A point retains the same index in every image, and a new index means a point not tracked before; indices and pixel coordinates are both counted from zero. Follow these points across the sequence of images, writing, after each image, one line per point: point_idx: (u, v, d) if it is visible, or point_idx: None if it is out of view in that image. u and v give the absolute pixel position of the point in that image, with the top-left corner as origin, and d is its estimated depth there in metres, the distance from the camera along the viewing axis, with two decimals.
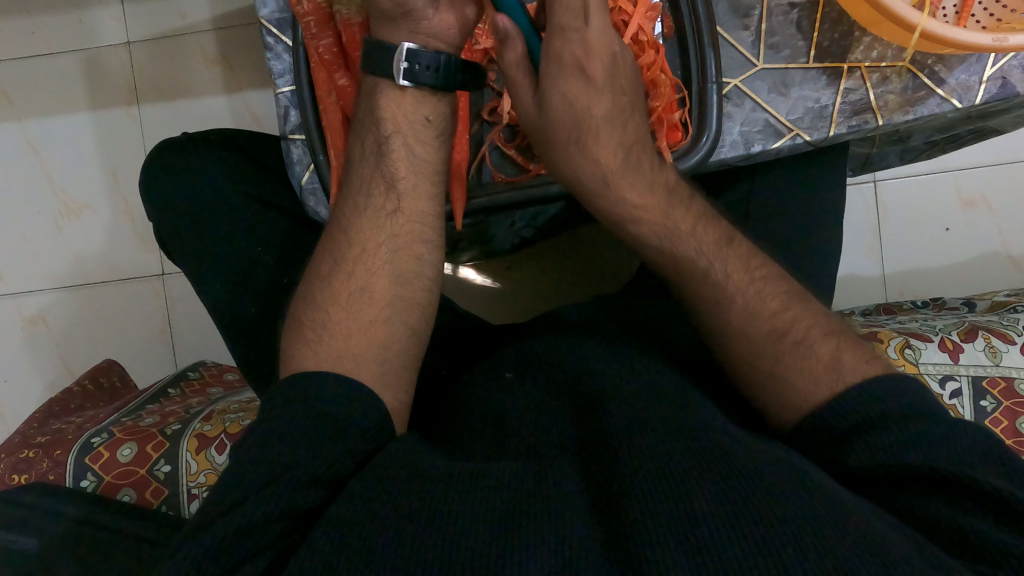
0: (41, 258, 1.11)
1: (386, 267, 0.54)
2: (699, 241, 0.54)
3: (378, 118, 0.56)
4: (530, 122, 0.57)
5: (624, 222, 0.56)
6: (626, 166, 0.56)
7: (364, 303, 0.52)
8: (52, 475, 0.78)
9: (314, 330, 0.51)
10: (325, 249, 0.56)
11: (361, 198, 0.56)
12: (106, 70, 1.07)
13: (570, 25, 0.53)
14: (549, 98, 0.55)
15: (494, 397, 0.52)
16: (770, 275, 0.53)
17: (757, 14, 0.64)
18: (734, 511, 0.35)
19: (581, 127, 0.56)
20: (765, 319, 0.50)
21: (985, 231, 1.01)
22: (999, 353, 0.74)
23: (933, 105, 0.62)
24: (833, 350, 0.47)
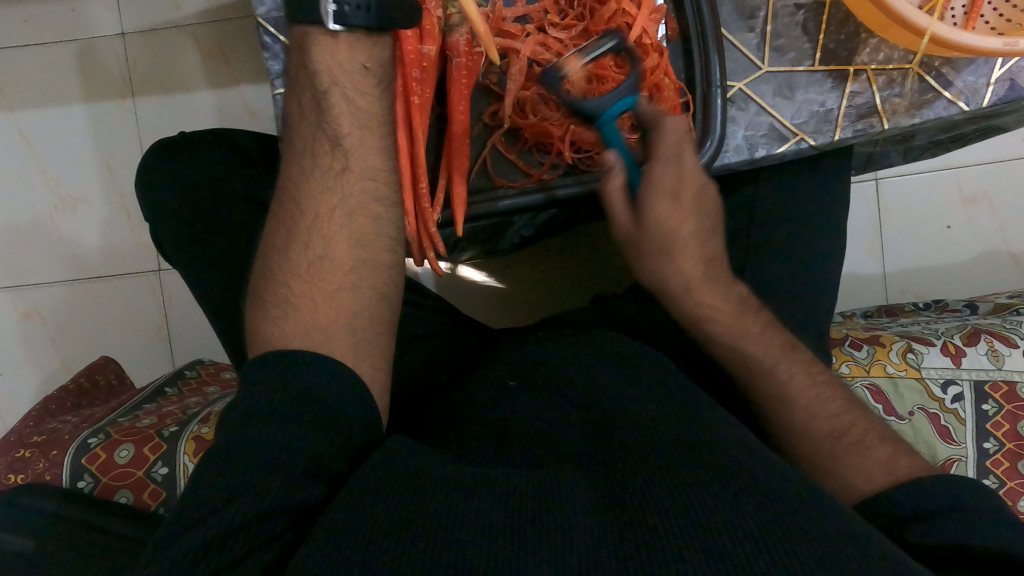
0: (35, 251, 1.10)
1: (343, 232, 0.51)
2: (767, 344, 0.53)
3: (312, 73, 0.52)
4: (627, 241, 0.56)
5: (698, 320, 0.55)
6: (709, 280, 0.55)
7: (327, 271, 0.50)
8: (48, 475, 0.77)
9: (280, 306, 0.49)
10: (278, 213, 0.53)
11: (309, 161, 0.53)
12: (98, 61, 1.06)
13: (670, 157, 0.54)
14: (647, 215, 0.54)
15: (495, 403, 0.51)
16: (830, 381, 0.53)
17: (762, 16, 0.63)
18: (741, 515, 0.35)
19: (671, 242, 0.54)
20: (824, 413, 0.50)
21: (987, 230, 1.01)
22: (1001, 357, 0.74)
23: (941, 108, 0.62)
24: (890, 455, 0.47)
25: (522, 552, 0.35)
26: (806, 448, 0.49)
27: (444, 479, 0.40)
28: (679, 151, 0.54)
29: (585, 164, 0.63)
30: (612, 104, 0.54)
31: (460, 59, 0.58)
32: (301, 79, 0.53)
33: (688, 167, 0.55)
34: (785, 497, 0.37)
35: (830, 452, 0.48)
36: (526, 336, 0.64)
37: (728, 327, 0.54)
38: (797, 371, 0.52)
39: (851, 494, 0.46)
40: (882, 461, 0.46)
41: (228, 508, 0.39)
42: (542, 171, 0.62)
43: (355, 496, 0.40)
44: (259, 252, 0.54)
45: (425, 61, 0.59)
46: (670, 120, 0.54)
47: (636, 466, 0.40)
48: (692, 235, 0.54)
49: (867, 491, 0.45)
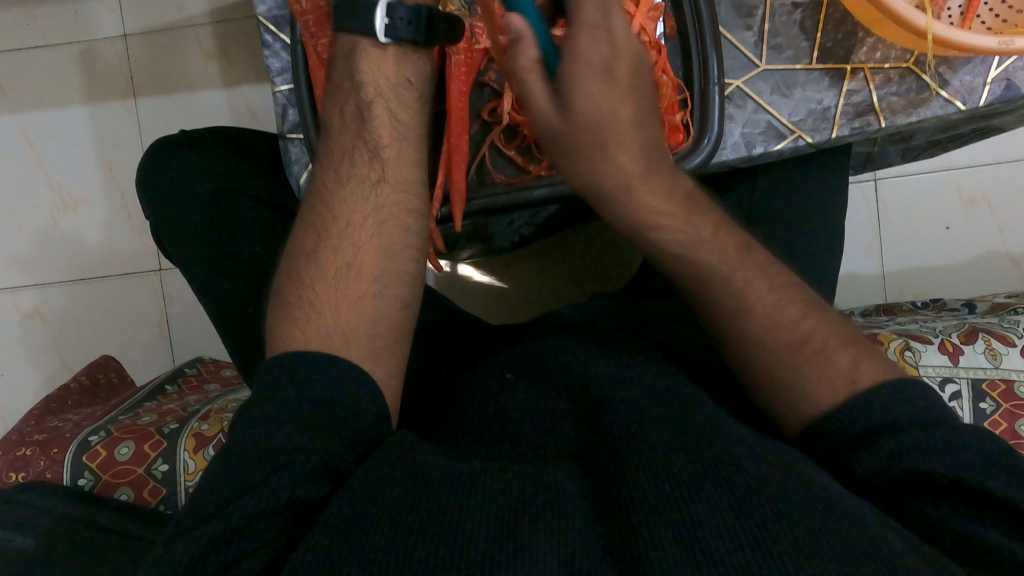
0: (36, 252, 1.10)
1: (373, 241, 0.52)
2: (721, 248, 0.52)
3: (358, 83, 0.54)
4: (551, 132, 0.52)
5: (640, 229, 0.53)
6: (650, 177, 0.53)
7: (353, 279, 0.50)
8: (49, 473, 0.78)
9: (300, 308, 0.49)
10: (310, 217, 0.53)
11: (345, 168, 0.53)
12: (101, 63, 1.06)
13: (598, 21, 0.49)
14: (575, 98, 0.50)
15: (493, 398, 0.51)
16: (789, 283, 0.51)
17: (760, 14, 0.63)
18: (729, 510, 0.36)
19: (604, 133, 0.51)
20: (785, 321, 0.48)
21: (985, 230, 1.01)
22: (999, 356, 0.74)
23: (937, 106, 0.62)
24: (851, 361, 0.46)
25: (517, 541, 0.35)
26: (767, 364, 0.47)
27: (443, 472, 0.40)
28: (607, 11, 0.49)
29: None
30: None
31: (459, 56, 0.59)
32: (343, 87, 0.55)
33: (621, 36, 0.50)
34: (778, 489, 0.37)
35: (793, 362, 0.46)
36: (527, 332, 0.65)
37: (677, 235, 0.52)
38: (754, 277, 0.50)
39: (811, 409, 0.45)
40: (843, 371, 0.45)
41: (229, 509, 0.39)
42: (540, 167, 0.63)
43: (352, 491, 0.40)
44: (284, 253, 0.53)
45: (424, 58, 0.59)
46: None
47: (629, 459, 0.40)
48: (628, 124, 0.52)
49: (828, 404, 0.44)
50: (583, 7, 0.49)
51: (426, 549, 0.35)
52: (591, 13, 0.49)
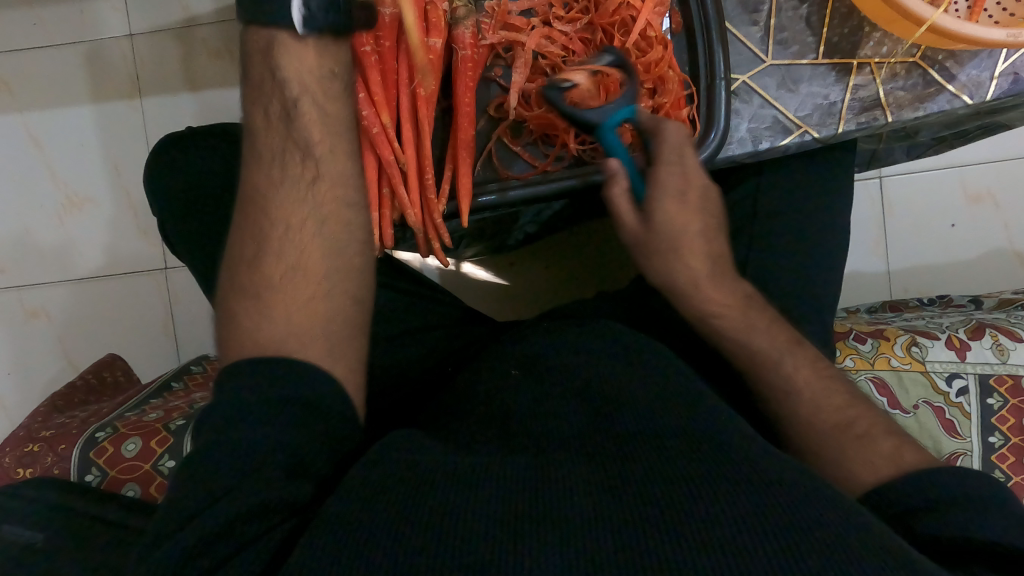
0: (43, 250, 1.11)
1: (316, 241, 0.50)
2: (772, 337, 0.55)
3: (280, 80, 0.50)
4: (633, 240, 0.58)
5: (704, 315, 0.57)
6: (715, 277, 0.57)
7: (300, 281, 0.49)
8: (57, 469, 0.78)
9: (248, 316, 0.48)
10: (245, 224, 0.50)
11: (275, 170, 0.50)
12: (107, 62, 1.07)
13: (673, 161, 0.56)
14: (654, 215, 0.56)
15: (498, 394, 0.52)
16: (836, 375, 0.53)
17: (765, 10, 0.63)
18: (739, 511, 0.35)
19: (678, 243, 0.56)
20: (831, 405, 0.50)
21: (991, 227, 1.01)
22: (1006, 351, 0.73)
23: (944, 101, 0.62)
24: (895, 446, 0.46)
25: (515, 537, 0.35)
26: (813, 436, 0.49)
27: (449, 470, 0.41)
28: (681, 154, 0.56)
29: (589, 156, 0.63)
30: (610, 114, 0.54)
31: (465, 52, 0.59)
32: (262, 86, 0.51)
33: (693, 171, 0.56)
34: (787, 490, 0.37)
35: (836, 443, 0.48)
36: (530, 327, 0.65)
37: (733, 322, 0.56)
38: (804, 365, 0.53)
39: (852, 485, 0.45)
40: (887, 454, 0.46)
41: (222, 505, 0.39)
42: (548, 162, 0.63)
43: (355, 488, 0.40)
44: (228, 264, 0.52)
45: (431, 53, 0.59)
46: (670, 124, 0.56)
47: (635, 455, 0.40)
48: (697, 235, 0.57)
49: (871, 482, 0.45)
50: (663, 153, 0.55)
51: (431, 540, 0.35)
52: (667, 158, 0.56)
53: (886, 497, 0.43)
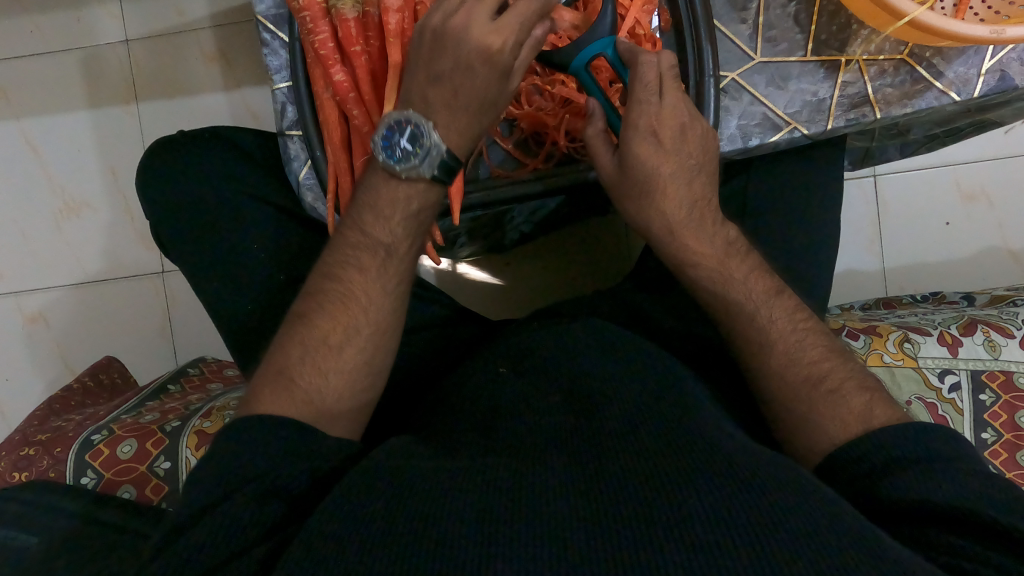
0: (40, 255, 1.11)
1: (387, 346, 0.54)
2: (750, 289, 0.55)
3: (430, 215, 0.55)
4: (610, 182, 0.59)
5: (682, 266, 0.58)
6: (693, 224, 0.57)
7: (363, 376, 0.52)
8: (52, 472, 0.78)
9: (307, 392, 0.49)
10: (338, 309, 0.52)
11: (392, 284, 0.54)
12: (104, 68, 1.07)
13: (647, 99, 0.54)
14: (625, 158, 0.56)
15: (486, 390, 0.52)
16: (815, 328, 0.53)
17: (754, 7, 0.64)
18: (710, 503, 0.35)
19: (651, 185, 0.56)
20: (805, 359, 0.51)
21: (984, 225, 1.01)
22: (998, 347, 0.74)
23: (932, 98, 0.62)
24: (865, 404, 0.48)
25: (491, 533, 0.35)
26: (785, 397, 0.50)
27: (438, 473, 0.41)
28: (660, 92, 0.54)
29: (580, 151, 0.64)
30: (578, 52, 0.55)
31: None
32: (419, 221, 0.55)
33: (667, 107, 0.54)
34: (767, 485, 0.37)
35: (807, 399, 0.49)
36: (522, 325, 0.65)
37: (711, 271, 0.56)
38: (780, 315, 0.53)
39: (827, 437, 0.47)
40: (858, 411, 0.47)
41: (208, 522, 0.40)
42: (537, 161, 0.64)
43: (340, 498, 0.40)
44: (288, 334, 0.53)
45: None
46: (646, 57, 0.53)
47: (611, 454, 0.40)
48: (672, 177, 0.56)
49: (840, 438, 0.46)
50: (633, 91, 0.54)
51: (414, 538, 0.35)
52: (640, 96, 0.54)
53: (858, 468, 0.44)
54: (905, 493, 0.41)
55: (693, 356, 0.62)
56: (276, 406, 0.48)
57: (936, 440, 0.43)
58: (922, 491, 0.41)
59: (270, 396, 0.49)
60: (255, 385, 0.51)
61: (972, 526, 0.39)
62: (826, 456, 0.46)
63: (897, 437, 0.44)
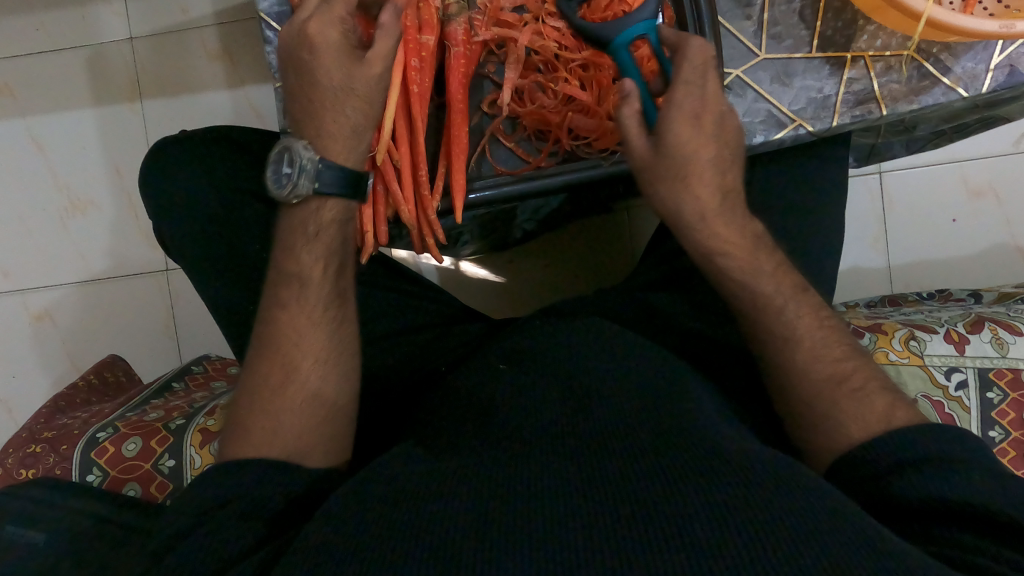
0: (45, 253, 1.12)
1: (338, 374, 0.54)
2: (777, 283, 0.54)
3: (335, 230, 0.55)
4: (641, 165, 0.55)
5: (710, 252, 0.55)
6: (724, 211, 0.55)
7: (316, 405, 0.52)
8: (58, 469, 0.79)
9: (262, 433, 0.49)
10: (275, 352, 0.53)
11: (321, 312, 0.54)
12: (108, 66, 1.07)
13: (692, 80, 0.53)
14: (664, 138, 0.53)
15: (485, 388, 0.52)
16: (837, 326, 0.53)
17: (759, 3, 0.64)
18: (715, 505, 0.35)
19: (687, 168, 0.54)
20: (828, 357, 0.51)
21: (992, 222, 1.00)
22: (1005, 345, 0.73)
23: (939, 94, 0.61)
24: (887, 404, 0.48)
25: (491, 534, 0.35)
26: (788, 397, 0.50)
27: (440, 474, 0.41)
28: (704, 76, 0.54)
29: (584, 151, 0.64)
30: (621, 31, 0.57)
31: (458, 48, 0.59)
32: (328, 244, 0.55)
33: (711, 95, 0.54)
34: (771, 486, 0.37)
35: (830, 397, 0.49)
36: (523, 323, 0.65)
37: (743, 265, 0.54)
38: (805, 313, 0.53)
39: (845, 438, 0.47)
40: (879, 412, 0.47)
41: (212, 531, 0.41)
42: (541, 158, 0.63)
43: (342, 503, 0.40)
44: (239, 386, 0.53)
45: (423, 51, 0.59)
46: (696, 39, 0.54)
47: (608, 455, 0.40)
48: (708, 162, 0.54)
49: (860, 437, 0.46)
50: (680, 69, 0.53)
51: (413, 538, 0.35)
52: (688, 78, 0.53)
53: (868, 466, 0.44)
54: (914, 490, 0.41)
55: (697, 356, 0.62)
56: (241, 450, 0.49)
57: (944, 438, 0.43)
58: (929, 486, 0.41)
59: (233, 447, 0.49)
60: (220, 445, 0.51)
61: (980, 519, 0.39)
62: (840, 456, 0.46)
63: (910, 437, 0.44)
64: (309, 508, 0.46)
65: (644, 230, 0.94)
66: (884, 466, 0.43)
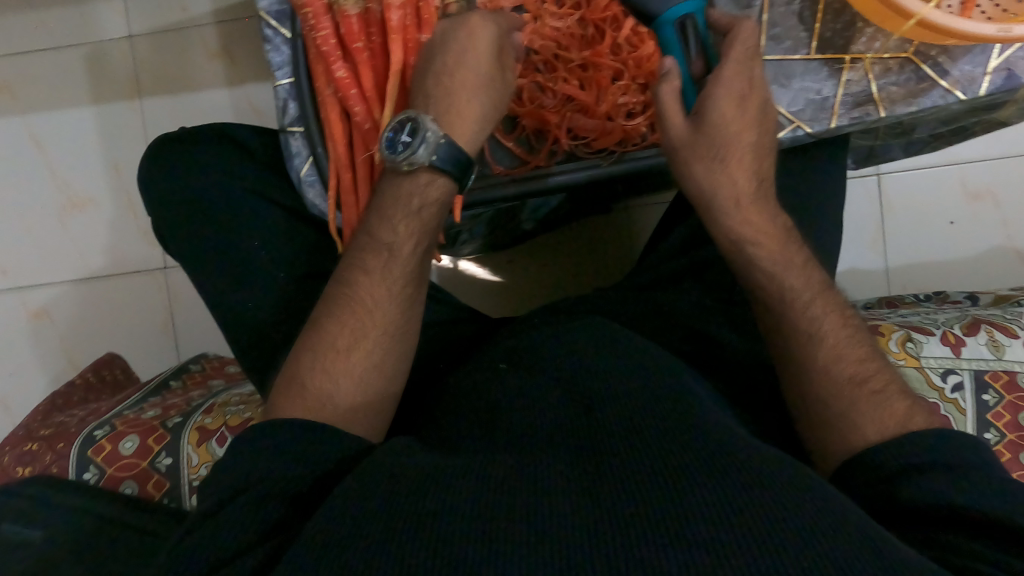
0: (44, 250, 1.12)
1: (398, 350, 0.53)
2: (806, 279, 0.54)
3: (427, 215, 0.54)
4: (680, 143, 0.56)
5: (741, 243, 0.55)
6: (758, 197, 0.56)
7: (376, 378, 0.51)
8: (55, 467, 0.79)
9: (318, 393, 0.49)
10: (345, 316, 0.52)
11: (399, 287, 0.54)
12: (108, 64, 1.07)
13: (743, 63, 0.55)
14: (708, 117, 0.54)
15: (483, 387, 0.52)
16: (860, 329, 0.52)
17: (759, 4, 0.63)
18: (722, 504, 0.35)
19: (727, 150, 0.55)
20: (852, 357, 0.50)
21: (990, 224, 1.00)
22: (1001, 347, 0.73)
23: (937, 96, 0.62)
24: (907, 408, 0.47)
25: (490, 534, 0.35)
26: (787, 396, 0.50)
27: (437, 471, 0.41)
28: (751, 59, 0.55)
29: (582, 151, 0.64)
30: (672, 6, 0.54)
31: None
32: (417, 223, 0.54)
33: (758, 78, 0.56)
34: (769, 484, 0.37)
35: (846, 395, 0.48)
36: (524, 322, 0.65)
37: (772, 255, 0.54)
38: (833, 309, 0.52)
39: (859, 440, 0.46)
40: (898, 416, 0.46)
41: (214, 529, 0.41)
42: (542, 158, 0.63)
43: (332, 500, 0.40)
44: (301, 341, 0.53)
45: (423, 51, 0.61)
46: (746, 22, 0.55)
47: (602, 455, 0.40)
48: (747, 147, 0.56)
49: (875, 438, 0.45)
50: (732, 49, 0.54)
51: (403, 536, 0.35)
52: (739, 58, 0.55)
53: (871, 463, 0.44)
54: (919, 496, 0.41)
55: (697, 357, 0.61)
56: (294, 409, 0.49)
57: (946, 442, 0.43)
58: (930, 493, 0.41)
59: (290, 400, 0.50)
60: (273, 396, 0.52)
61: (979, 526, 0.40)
62: (850, 455, 0.46)
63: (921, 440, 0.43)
64: (328, 488, 0.44)
65: (644, 230, 0.95)
66: (889, 469, 0.43)
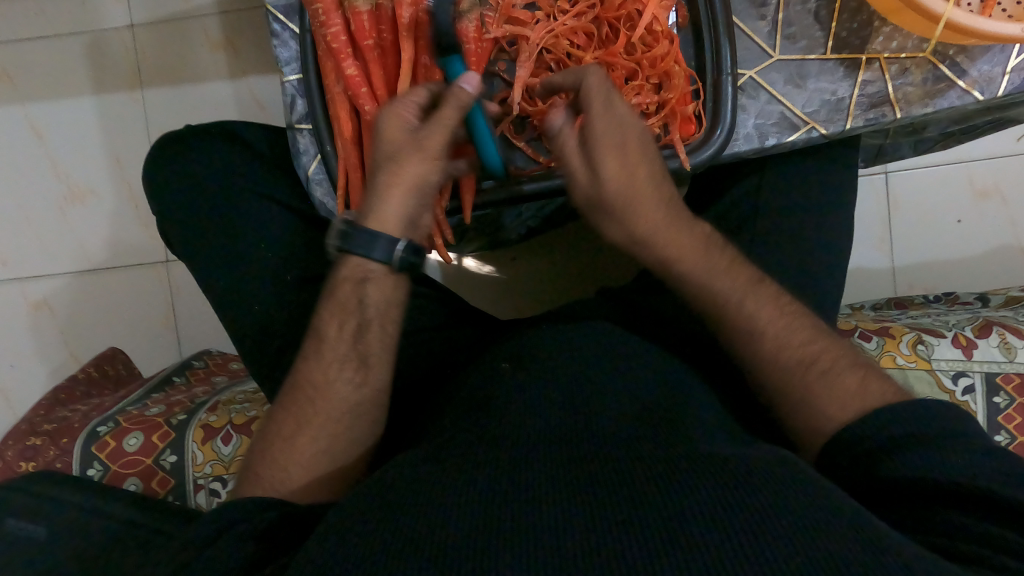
0: (44, 242, 1.11)
1: (349, 433, 0.54)
2: (732, 280, 0.53)
3: (361, 302, 0.53)
4: (588, 194, 0.54)
5: (668, 265, 0.54)
6: (672, 225, 0.54)
7: (326, 462, 0.52)
8: (58, 463, 0.78)
9: (271, 480, 0.51)
10: (291, 403, 0.54)
11: (335, 371, 0.53)
12: (109, 54, 1.06)
13: (608, 109, 0.52)
14: (600, 163, 0.52)
15: (492, 387, 0.52)
16: (799, 312, 0.53)
17: (773, 4, 0.63)
18: (732, 509, 0.34)
19: (633, 196, 0.53)
20: (793, 342, 0.50)
21: (998, 223, 0.99)
22: (1013, 349, 0.73)
23: (955, 97, 0.61)
24: (859, 380, 0.47)
25: (490, 546, 0.34)
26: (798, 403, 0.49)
27: (447, 474, 0.40)
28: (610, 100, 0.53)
29: None
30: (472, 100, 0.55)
31: (470, 45, 0.57)
32: (345, 307, 0.53)
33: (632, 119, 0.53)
34: (781, 488, 0.36)
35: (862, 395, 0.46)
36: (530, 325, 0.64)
37: (700, 269, 0.54)
38: (766, 303, 0.52)
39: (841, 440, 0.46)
40: (854, 390, 0.47)
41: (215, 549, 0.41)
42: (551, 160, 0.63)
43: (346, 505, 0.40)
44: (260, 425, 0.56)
45: None
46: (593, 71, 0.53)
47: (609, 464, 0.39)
48: (647, 181, 0.53)
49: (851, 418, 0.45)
50: (592, 105, 0.52)
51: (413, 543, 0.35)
52: (604, 108, 0.52)
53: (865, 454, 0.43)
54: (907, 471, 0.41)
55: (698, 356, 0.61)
56: (249, 490, 0.52)
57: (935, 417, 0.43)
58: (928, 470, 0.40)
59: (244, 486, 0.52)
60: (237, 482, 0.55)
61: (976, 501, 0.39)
62: (833, 435, 0.46)
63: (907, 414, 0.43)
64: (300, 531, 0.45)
65: None
66: (877, 451, 0.43)
